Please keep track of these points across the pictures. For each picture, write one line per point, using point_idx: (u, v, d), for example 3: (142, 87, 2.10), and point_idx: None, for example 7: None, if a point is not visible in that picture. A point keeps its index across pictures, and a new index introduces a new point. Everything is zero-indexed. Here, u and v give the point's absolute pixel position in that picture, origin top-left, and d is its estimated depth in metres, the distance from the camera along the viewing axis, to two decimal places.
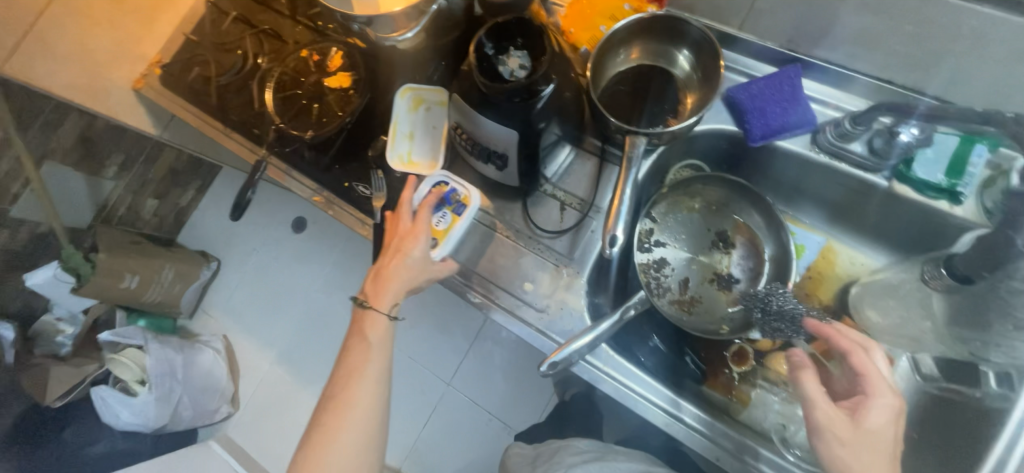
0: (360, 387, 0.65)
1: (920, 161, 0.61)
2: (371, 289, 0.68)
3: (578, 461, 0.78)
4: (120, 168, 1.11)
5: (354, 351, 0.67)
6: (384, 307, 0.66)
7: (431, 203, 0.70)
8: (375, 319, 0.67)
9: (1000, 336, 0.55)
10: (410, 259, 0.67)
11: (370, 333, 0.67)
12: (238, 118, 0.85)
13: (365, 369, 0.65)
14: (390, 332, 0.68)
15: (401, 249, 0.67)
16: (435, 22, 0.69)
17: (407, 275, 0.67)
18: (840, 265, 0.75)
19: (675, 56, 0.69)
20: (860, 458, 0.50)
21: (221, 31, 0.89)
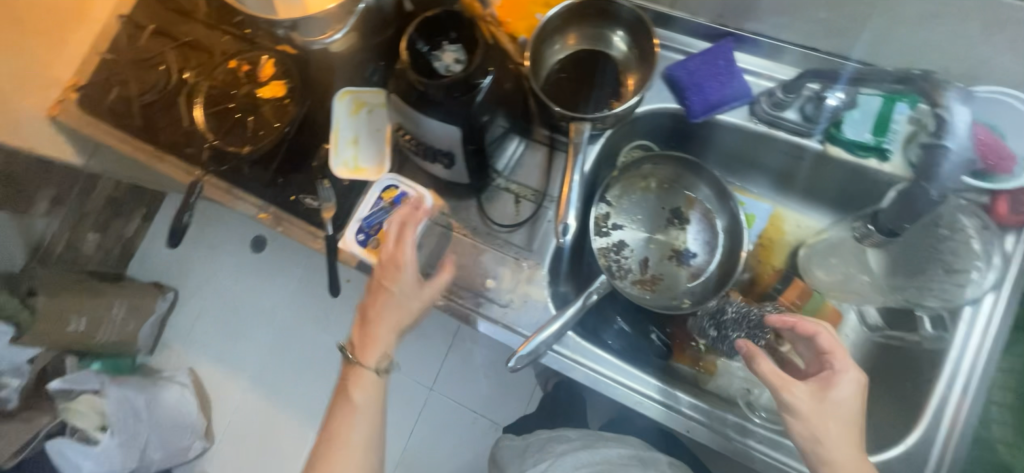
0: (354, 428, 0.62)
1: (847, 122, 0.64)
2: (358, 338, 0.64)
3: (568, 448, 0.78)
4: (52, 203, 1.02)
5: (340, 408, 0.63)
6: (371, 362, 0.62)
7: (413, 227, 0.63)
8: (361, 374, 0.63)
9: (935, 281, 0.59)
10: (396, 298, 0.62)
11: (358, 390, 0.63)
12: (168, 138, 0.80)
13: (351, 427, 0.62)
14: (380, 388, 0.64)
15: (383, 287, 0.63)
16: (365, 21, 0.67)
17: (394, 317, 0.63)
18: (789, 231, 0.77)
19: (610, 38, 0.70)
20: (826, 431, 0.52)
21: (139, 47, 0.83)
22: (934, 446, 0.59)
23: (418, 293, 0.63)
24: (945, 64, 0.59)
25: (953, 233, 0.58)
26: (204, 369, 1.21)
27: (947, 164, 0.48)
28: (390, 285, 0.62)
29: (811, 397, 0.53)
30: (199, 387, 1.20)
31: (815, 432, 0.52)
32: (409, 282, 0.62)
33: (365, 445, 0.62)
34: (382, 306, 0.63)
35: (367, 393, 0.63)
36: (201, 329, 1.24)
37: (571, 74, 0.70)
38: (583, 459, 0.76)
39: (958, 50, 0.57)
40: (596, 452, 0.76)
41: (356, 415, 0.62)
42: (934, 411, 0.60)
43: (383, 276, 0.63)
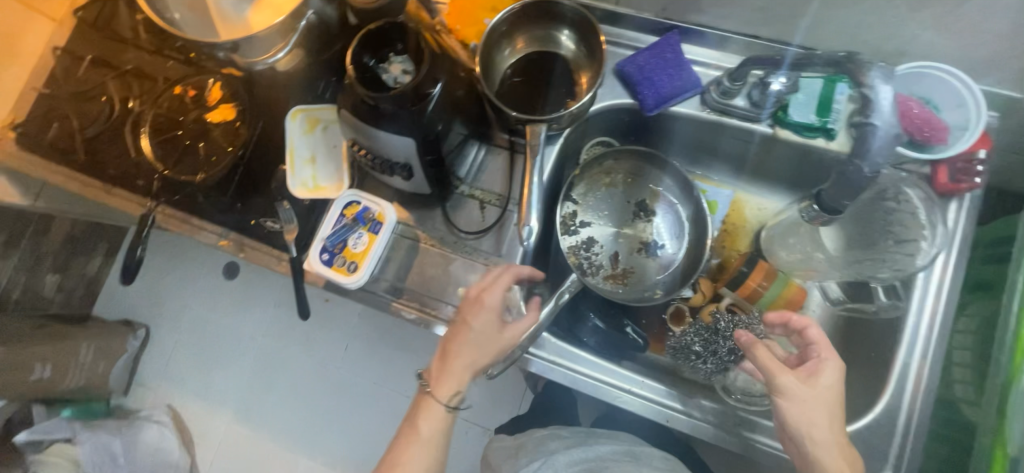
0: (415, 453, 0.63)
1: (793, 105, 0.65)
2: (434, 371, 0.65)
3: (561, 447, 0.77)
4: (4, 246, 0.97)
5: (404, 434, 0.65)
6: (442, 397, 0.63)
7: (504, 280, 0.63)
8: (430, 406, 0.64)
9: (885, 251, 0.63)
10: (472, 335, 0.62)
11: (424, 420, 0.64)
12: (116, 170, 0.77)
13: (406, 455, 0.62)
14: (446, 422, 0.64)
15: (462, 324, 0.63)
16: (308, 37, 0.66)
17: (469, 356, 0.63)
18: (750, 215, 0.80)
19: (558, 38, 0.70)
20: (813, 416, 0.54)
21: (78, 79, 0.80)
22: (900, 414, 0.61)
23: (495, 335, 0.63)
24: (878, 45, 0.61)
25: (898, 203, 0.62)
26: (182, 405, 1.17)
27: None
28: (468, 322, 0.62)
29: (803, 381, 0.55)
30: (180, 425, 1.15)
31: (804, 413, 0.54)
32: (484, 321, 0.62)
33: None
34: (460, 343, 0.63)
35: (433, 424, 0.64)
36: (178, 364, 1.19)
37: (524, 77, 0.70)
38: (575, 456, 0.75)
39: (889, 30, 0.58)
40: (589, 449, 0.75)
41: (418, 444, 0.63)
42: (898, 380, 0.62)
43: (461, 315, 0.63)
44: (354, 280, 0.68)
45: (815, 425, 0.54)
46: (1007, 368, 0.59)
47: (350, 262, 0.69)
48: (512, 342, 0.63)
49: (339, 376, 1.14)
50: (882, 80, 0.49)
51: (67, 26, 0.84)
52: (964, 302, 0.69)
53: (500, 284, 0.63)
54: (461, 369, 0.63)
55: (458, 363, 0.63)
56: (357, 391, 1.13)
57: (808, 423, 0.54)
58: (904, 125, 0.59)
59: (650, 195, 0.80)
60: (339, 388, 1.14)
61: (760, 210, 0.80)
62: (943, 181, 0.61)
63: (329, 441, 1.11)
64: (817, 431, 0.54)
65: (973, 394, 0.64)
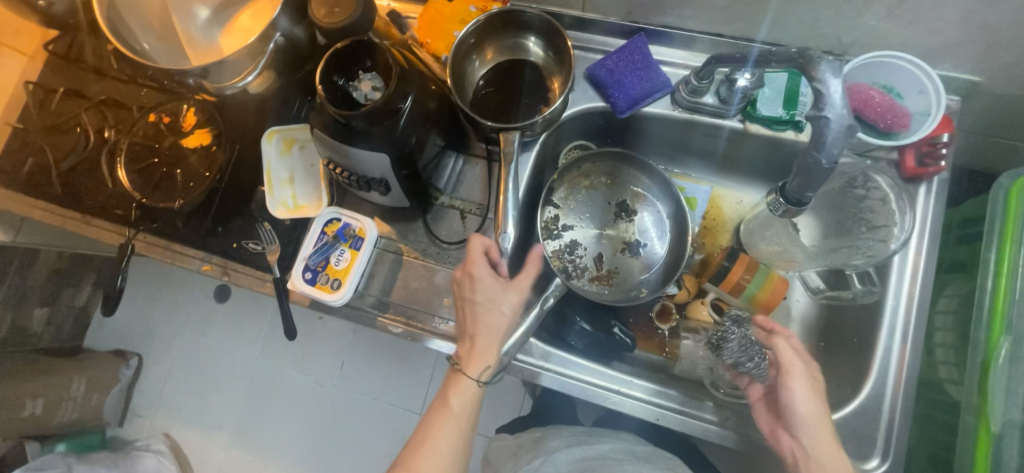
0: (444, 425, 0.62)
1: (761, 100, 0.66)
2: (462, 351, 0.64)
3: (562, 445, 0.74)
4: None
5: (435, 414, 0.64)
6: (474, 373, 0.62)
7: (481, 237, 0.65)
8: (459, 381, 0.63)
9: (860, 238, 0.65)
10: (481, 305, 0.63)
11: (456, 397, 0.63)
12: (95, 201, 0.76)
13: (441, 433, 0.62)
14: (476, 396, 0.64)
15: (468, 298, 0.64)
16: (278, 59, 0.66)
17: (488, 326, 0.63)
18: (729, 210, 0.81)
19: (525, 45, 0.72)
20: (817, 409, 0.58)
21: (53, 112, 0.80)
22: (885, 399, 0.62)
23: (501, 298, 0.64)
24: (838, 38, 0.63)
25: (868, 191, 0.63)
26: (179, 432, 1.15)
27: (831, 131, 0.47)
28: (475, 292, 0.63)
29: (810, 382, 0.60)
30: (178, 452, 1.14)
31: (811, 410, 0.58)
32: (490, 287, 0.63)
33: (453, 450, 0.62)
34: (474, 317, 0.63)
35: (466, 400, 0.63)
36: (173, 390, 1.18)
37: (496, 86, 0.71)
38: (576, 454, 0.71)
39: (846, 23, 0.60)
40: (589, 448, 0.72)
41: (451, 420, 0.63)
42: (880, 365, 0.63)
43: (466, 289, 0.64)
44: (338, 299, 0.68)
45: (820, 424, 0.58)
46: (985, 348, 0.60)
47: (333, 280, 0.69)
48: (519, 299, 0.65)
49: (335, 393, 1.14)
50: (832, 74, 0.46)
51: (38, 58, 0.84)
52: (943, 282, 0.71)
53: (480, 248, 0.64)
54: (486, 341, 0.63)
55: (481, 335, 0.63)
56: (354, 407, 1.13)
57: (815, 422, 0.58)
58: (865, 115, 0.61)
59: (630, 196, 0.80)
60: (336, 404, 1.13)
61: (738, 204, 0.81)
62: (910, 167, 0.62)
63: (328, 459, 1.11)
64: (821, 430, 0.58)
65: (956, 374, 0.65)
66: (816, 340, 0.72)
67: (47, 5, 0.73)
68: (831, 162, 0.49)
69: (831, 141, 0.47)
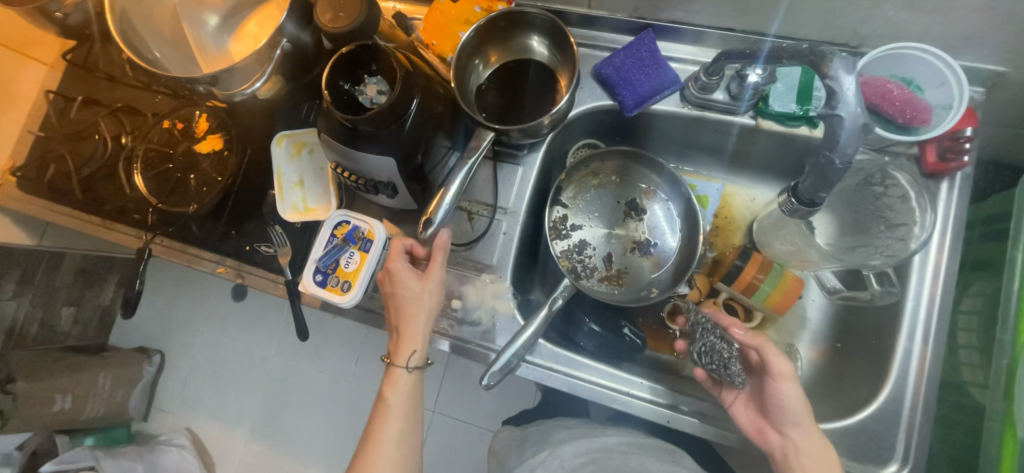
0: (388, 420, 0.63)
1: (773, 96, 0.65)
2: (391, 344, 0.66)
3: (568, 436, 0.75)
4: (20, 284, 0.96)
5: (379, 411, 0.64)
6: (400, 360, 0.64)
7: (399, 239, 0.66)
8: (394, 376, 0.64)
9: (878, 236, 0.63)
10: (402, 300, 0.64)
11: (394, 390, 0.64)
12: (114, 206, 0.79)
13: (385, 425, 0.63)
14: (413, 387, 0.65)
15: (390, 290, 0.65)
16: (285, 64, 0.66)
17: (406, 314, 0.64)
18: (741, 208, 0.79)
19: (530, 45, 0.71)
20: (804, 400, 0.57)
21: (71, 120, 0.82)
22: (905, 402, 0.60)
23: (419, 290, 0.64)
24: (855, 30, 0.60)
25: (886, 188, 0.61)
26: (201, 427, 1.19)
27: (844, 132, 0.45)
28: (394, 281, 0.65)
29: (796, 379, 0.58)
30: (199, 446, 1.17)
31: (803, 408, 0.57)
32: (403, 275, 0.64)
33: (401, 434, 0.63)
34: (396, 308, 0.65)
35: (401, 392, 0.64)
36: (193, 386, 1.21)
37: (501, 86, 0.71)
38: (581, 447, 0.70)
39: (863, 14, 0.57)
40: (597, 439, 0.71)
41: (389, 413, 0.64)
42: (900, 367, 0.61)
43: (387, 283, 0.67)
44: (348, 301, 0.69)
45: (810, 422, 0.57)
46: (1010, 348, 0.57)
47: (343, 282, 0.70)
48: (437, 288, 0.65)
49: (349, 390, 1.15)
50: (845, 71, 0.45)
51: (58, 68, 0.89)
52: (966, 281, 0.68)
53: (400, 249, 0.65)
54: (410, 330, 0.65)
55: (405, 325, 0.64)
56: (367, 403, 1.14)
57: (806, 420, 0.57)
58: (884, 109, 0.59)
59: (639, 197, 0.79)
60: (350, 401, 1.15)
61: (751, 202, 0.79)
62: (931, 162, 0.60)
63: (342, 454, 1.12)
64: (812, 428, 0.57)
65: (981, 376, 0.62)
66: (833, 342, 0.71)
67: (65, 16, 0.74)
68: (846, 162, 0.47)
69: (845, 141, 0.46)
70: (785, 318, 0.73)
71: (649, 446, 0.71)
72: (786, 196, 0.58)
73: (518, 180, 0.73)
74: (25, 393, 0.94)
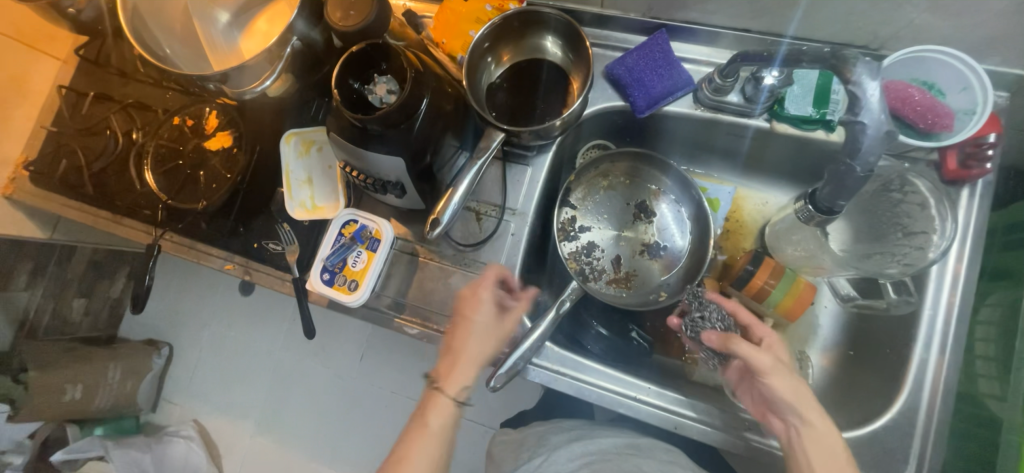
0: (421, 443, 0.58)
1: (789, 99, 0.63)
2: (444, 367, 0.62)
3: (564, 439, 0.73)
4: (32, 275, 0.98)
5: (410, 436, 0.59)
6: (453, 390, 0.60)
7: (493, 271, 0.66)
8: (439, 402, 0.60)
9: (895, 243, 0.61)
10: (474, 326, 0.63)
11: (432, 416, 0.60)
12: (124, 201, 0.79)
13: (416, 448, 0.58)
14: (454, 418, 0.61)
15: (463, 318, 0.63)
16: (295, 61, 0.66)
17: (473, 345, 0.62)
18: (753, 211, 0.78)
19: (543, 45, 0.71)
20: (797, 387, 0.56)
21: (83, 115, 0.83)
22: (919, 413, 0.59)
23: (494, 321, 0.64)
24: (876, 32, 0.59)
25: (904, 195, 0.59)
26: (208, 420, 1.19)
27: (867, 139, 0.45)
28: (467, 312, 0.64)
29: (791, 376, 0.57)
30: (206, 438, 1.18)
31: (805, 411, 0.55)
32: (485, 313, 0.63)
33: (432, 459, 0.58)
34: (462, 333, 0.63)
35: (443, 418, 0.60)
36: (201, 379, 1.22)
37: (512, 85, 0.70)
38: (578, 450, 0.69)
39: (885, 16, 0.56)
40: (591, 442, 0.71)
41: (425, 438, 0.59)
42: (915, 377, 0.60)
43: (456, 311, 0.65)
44: (355, 300, 0.69)
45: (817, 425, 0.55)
46: None
47: (350, 281, 0.69)
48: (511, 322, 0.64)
49: (354, 386, 1.16)
50: (868, 76, 0.44)
51: (71, 64, 0.90)
52: (983, 290, 0.65)
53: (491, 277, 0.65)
54: (471, 356, 0.62)
55: (467, 351, 0.62)
56: (372, 399, 1.15)
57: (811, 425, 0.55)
58: (903, 114, 0.58)
59: (649, 199, 0.78)
60: (355, 397, 1.15)
61: (764, 206, 0.78)
62: (951, 168, 0.59)
63: (347, 449, 1.13)
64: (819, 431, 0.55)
65: (998, 388, 0.61)
66: (845, 349, 0.70)
67: (78, 12, 0.75)
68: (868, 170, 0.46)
69: (868, 147, 0.45)
70: (796, 324, 0.72)
71: (655, 450, 0.70)
72: (802, 202, 0.57)
73: (527, 181, 0.73)
74: (37, 383, 0.95)
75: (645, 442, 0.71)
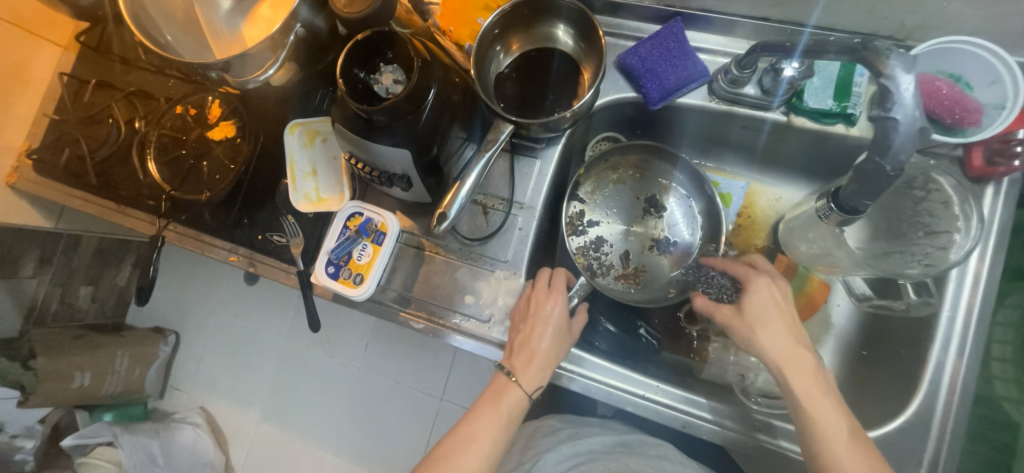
0: (485, 420, 0.60)
1: (808, 91, 0.61)
2: (518, 362, 0.63)
3: (552, 443, 0.71)
4: (39, 263, 0.98)
5: (476, 416, 0.61)
6: (529, 386, 0.62)
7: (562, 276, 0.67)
8: (513, 392, 0.62)
9: (914, 242, 0.59)
10: (548, 326, 0.63)
11: (505, 402, 0.62)
12: (127, 191, 0.78)
13: (478, 428, 0.60)
14: (522, 408, 0.63)
15: (540, 317, 0.64)
16: (299, 49, 0.65)
17: (549, 346, 0.63)
18: (766, 206, 0.76)
19: (554, 34, 0.68)
20: (763, 335, 0.56)
21: (85, 103, 0.82)
22: (935, 416, 0.58)
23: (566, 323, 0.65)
24: (902, 22, 0.56)
25: (927, 193, 0.57)
26: (215, 407, 1.20)
27: (899, 135, 0.42)
28: (544, 313, 0.64)
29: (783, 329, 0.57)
30: (213, 425, 1.19)
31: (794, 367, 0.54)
32: (561, 317, 0.64)
33: (495, 441, 0.59)
34: (539, 334, 0.63)
35: (514, 408, 0.62)
36: (207, 367, 1.23)
37: (522, 75, 0.68)
38: (567, 452, 0.68)
39: (914, 5, 0.53)
40: (580, 442, 0.69)
41: (495, 420, 0.60)
42: (931, 379, 0.59)
43: (529, 310, 0.65)
44: (360, 293, 0.68)
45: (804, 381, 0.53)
46: None
47: (355, 274, 0.68)
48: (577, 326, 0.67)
49: (359, 376, 1.16)
50: (902, 68, 0.41)
51: (72, 50, 0.89)
52: None
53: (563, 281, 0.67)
54: (544, 356, 0.63)
55: (541, 351, 0.63)
56: (377, 388, 1.15)
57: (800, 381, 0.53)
58: (931, 109, 0.55)
59: (660, 191, 0.76)
60: (360, 387, 1.15)
61: (777, 201, 0.76)
62: (976, 165, 0.57)
63: (351, 438, 1.13)
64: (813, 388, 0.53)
65: None
66: (857, 349, 0.68)
67: None
68: (897, 169, 0.44)
69: (899, 145, 0.42)
70: (809, 323, 0.70)
71: (663, 447, 0.69)
72: (824, 200, 0.56)
73: (536, 174, 0.71)
74: (47, 368, 0.96)
75: (651, 439, 0.71)
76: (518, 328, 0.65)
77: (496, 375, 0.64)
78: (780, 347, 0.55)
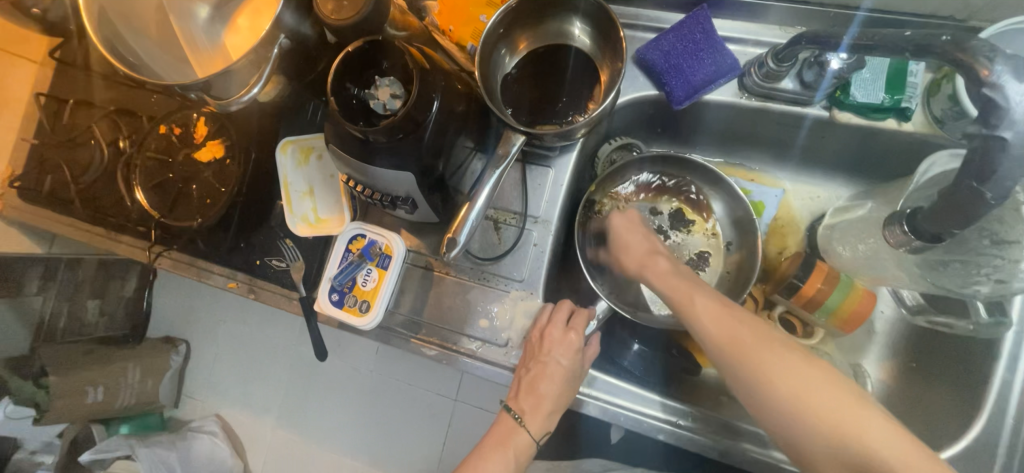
0: (492, 459, 0.61)
1: (856, 84, 0.55)
2: (526, 405, 0.62)
3: None
4: (43, 280, 0.97)
5: (481, 449, 0.62)
6: (536, 430, 0.62)
7: (582, 316, 0.63)
8: (516, 433, 0.62)
9: (979, 252, 0.52)
10: (559, 371, 0.60)
11: (511, 444, 0.62)
12: (116, 217, 0.74)
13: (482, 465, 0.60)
14: (529, 447, 0.63)
15: (549, 359, 0.60)
16: (287, 59, 0.59)
17: (558, 390, 0.61)
18: (802, 209, 0.71)
19: (570, 30, 0.62)
20: (633, 237, 0.62)
21: (65, 124, 0.77)
22: (1001, 443, 0.54)
23: (578, 365, 0.62)
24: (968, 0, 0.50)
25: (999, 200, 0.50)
26: (230, 415, 1.17)
27: (1007, 159, 0.38)
28: (556, 355, 0.60)
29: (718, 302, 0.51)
30: (229, 433, 1.16)
31: (746, 341, 0.46)
32: (573, 360, 0.61)
33: None
34: (548, 379, 0.60)
35: (522, 448, 0.62)
36: (218, 376, 1.19)
37: (534, 76, 0.62)
38: None
39: None
40: None
41: (501, 460, 0.61)
42: (996, 401, 0.54)
43: (541, 348, 0.61)
44: (367, 321, 0.63)
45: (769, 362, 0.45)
46: None
47: (361, 302, 0.64)
48: (589, 363, 0.63)
49: (373, 380, 1.12)
50: (1015, 76, 0.37)
51: (49, 66, 0.83)
52: None
53: (582, 323, 0.62)
54: (554, 401, 0.61)
55: (550, 395, 0.61)
56: (392, 393, 1.11)
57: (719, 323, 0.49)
58: None
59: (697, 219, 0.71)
60: (373, 394, 1.12)
61: (812, 200, 0.70)
62: None
63: (366, 446, 1.11)
64: (775, 365, 0.45)
65: None
66: (907, 360, 0.64)
67: (44, 12, 0.67)
68: (999, 197, 0.39)
69: (1007, 170, 0.38)
70: (852, 334, 0.67)
71: None
72: (895, 222, 0.53)
73: (551, 185, 0.66)
74: (60, 386, 0.93)
75: None
76: (528, 366, 0.62)
77: (503, 413, 0.64)
78: (640, 263, 0.59)
